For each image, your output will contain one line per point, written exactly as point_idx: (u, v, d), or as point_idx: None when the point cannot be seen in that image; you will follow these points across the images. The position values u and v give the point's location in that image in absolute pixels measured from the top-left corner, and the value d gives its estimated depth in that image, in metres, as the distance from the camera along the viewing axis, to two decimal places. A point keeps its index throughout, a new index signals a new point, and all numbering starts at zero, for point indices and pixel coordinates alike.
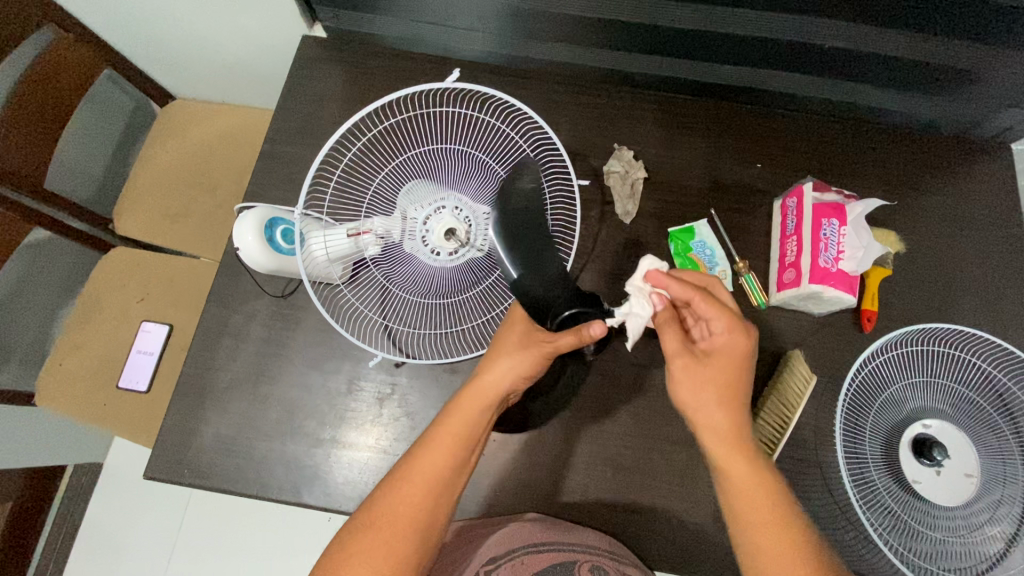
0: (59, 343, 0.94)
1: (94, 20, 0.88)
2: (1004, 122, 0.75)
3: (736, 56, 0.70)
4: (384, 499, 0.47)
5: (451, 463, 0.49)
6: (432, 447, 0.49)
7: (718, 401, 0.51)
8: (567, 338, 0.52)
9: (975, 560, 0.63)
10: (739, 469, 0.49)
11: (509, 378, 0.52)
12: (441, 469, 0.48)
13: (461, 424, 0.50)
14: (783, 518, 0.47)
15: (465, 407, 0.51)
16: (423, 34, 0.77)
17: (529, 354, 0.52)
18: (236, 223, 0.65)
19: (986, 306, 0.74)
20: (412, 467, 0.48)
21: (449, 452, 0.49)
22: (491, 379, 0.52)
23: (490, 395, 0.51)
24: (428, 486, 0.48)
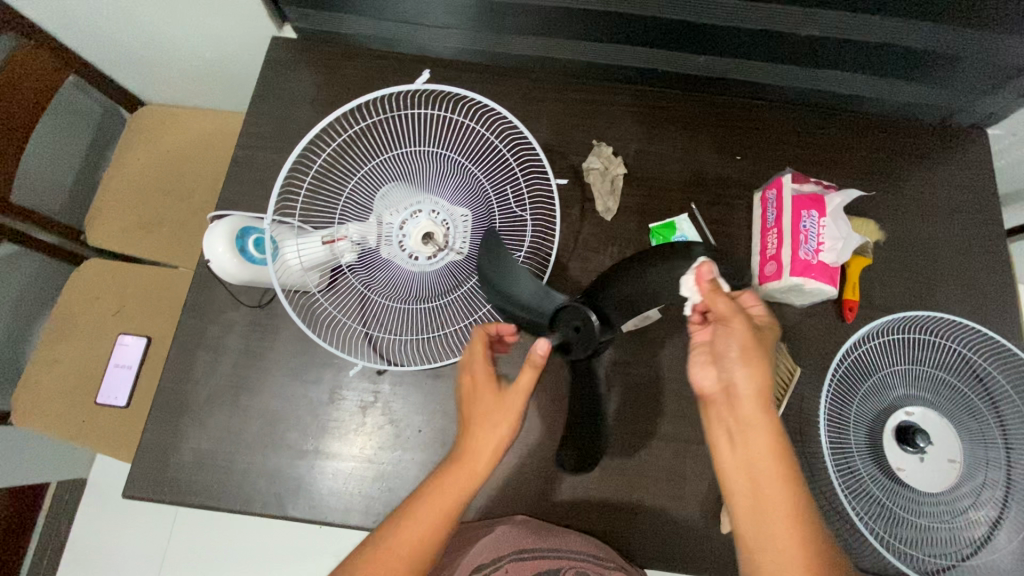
0: (33, 360, 0.92)
1: (55, 24, 0.85)
2: (978, 108, 0.75)
3: (711, 46, 0.70)
4: (360, 568, 0.48)
5: (431, 533, 0.49)
6: (412, 518, 0.49)
7: (754, 372, 0.51)
8: (526, 373, 0.52)
9: (959, 545, 0.64)
10: (760, 441, 0.50)
11: (492, 442, 0.52)
12: (417, 544, 0.49)
13: (445, 498, 0.50)
14: (792, 487, 0.50)
15: (448, 477, 0.51)
16: (395, 32, 0.75)
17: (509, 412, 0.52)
18: (206, 234, 0.64)
19: (965, 291, 0.75)
20: (390, 538, 0.49)
21: (426, 527, 0.49)
22: (474, 443, 0.52)
23: (475, 460, 0.51)
24: (410, 557, 0.48)
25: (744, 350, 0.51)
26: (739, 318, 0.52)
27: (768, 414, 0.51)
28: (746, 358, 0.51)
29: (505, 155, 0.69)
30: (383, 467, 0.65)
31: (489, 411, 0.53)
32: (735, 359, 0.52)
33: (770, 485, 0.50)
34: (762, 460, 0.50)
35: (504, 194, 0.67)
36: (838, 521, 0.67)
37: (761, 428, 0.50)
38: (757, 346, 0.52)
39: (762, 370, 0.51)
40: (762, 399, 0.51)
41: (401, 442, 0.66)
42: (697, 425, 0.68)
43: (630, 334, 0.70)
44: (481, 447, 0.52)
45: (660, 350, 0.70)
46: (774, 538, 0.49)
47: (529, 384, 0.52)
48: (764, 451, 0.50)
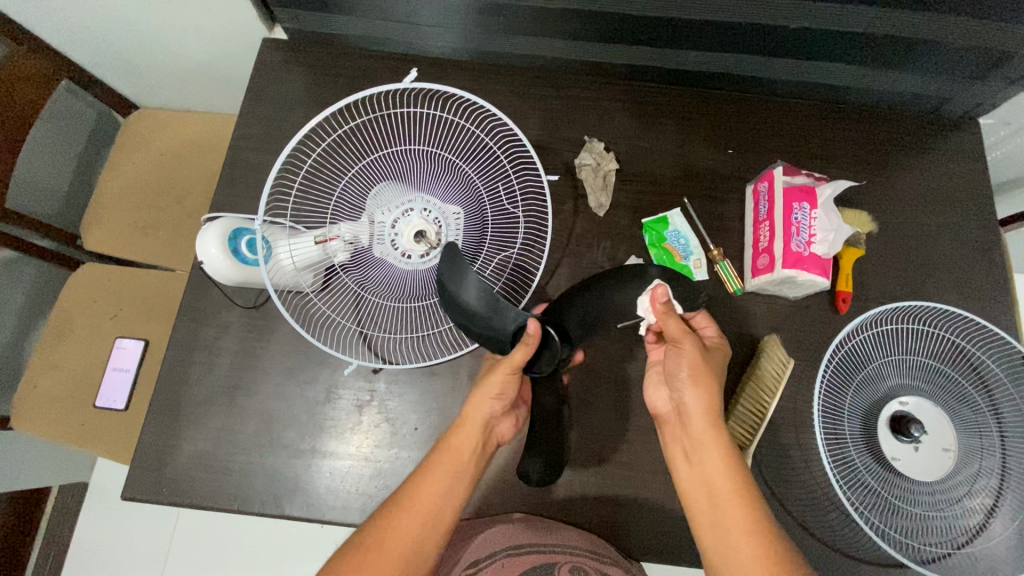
0: (32, 364, 0.92)
1: (45, 29, 0.85)
2: (969, 98, 0.75)
3: (700, 41, 0.70)
4: (381, 529, 0.51)
5: (445, 488, 0.54)
6: (429, 478, 0.54)
7: (701, 392, 0.56)
8: (519, 351, 0.54)
9: (954, 533, 0.64)
10: (710, 456, 0.54)
11: (488, 406, 0.57)
12: (436, 498, 0.53)
13: (441, 474, 0.54)
14: (746, 498, 0.52)
15: (453, 440, 0.56)
16: (385, 32, 0.75)
17: (505, 381, 0.57)
18: (199, 235, 0.64)
19: (958, 281, 0.75)
20: (409, 497, 0.53)
21: (441, 483, 0.54)
22: (473, 409, 0.57)
23: (476, 423, 0.57)
24: (429, 510, 0.53)
25: (693, 371, 0.56)
26: (689, 339, 0.57)
27: (718, 431, 0.55)
28: (693, 378, 0.56)
29: (496, 153, 0.69)
30: (380, 465, 0.65)
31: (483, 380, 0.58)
32: (684, 382, 0.57)
33: (728, 496, 0.53)
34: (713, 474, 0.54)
35: (496, 192, 0.68)
36: (833, 511, 0.68)
37: (708, 444, 0.55)
38: (705, 368, 0.57)
39: (709, 390, 0.56)
40: (710, 418, 0.55)
41: (398, 441, 0.66)
42: None
43: (624, 329, 0.70)
44: (479, 412, 0.57)
45: None
46: (729, 548, 0.51)
47: (522, 360, 0.54)
48: (715, 465, 0.54)
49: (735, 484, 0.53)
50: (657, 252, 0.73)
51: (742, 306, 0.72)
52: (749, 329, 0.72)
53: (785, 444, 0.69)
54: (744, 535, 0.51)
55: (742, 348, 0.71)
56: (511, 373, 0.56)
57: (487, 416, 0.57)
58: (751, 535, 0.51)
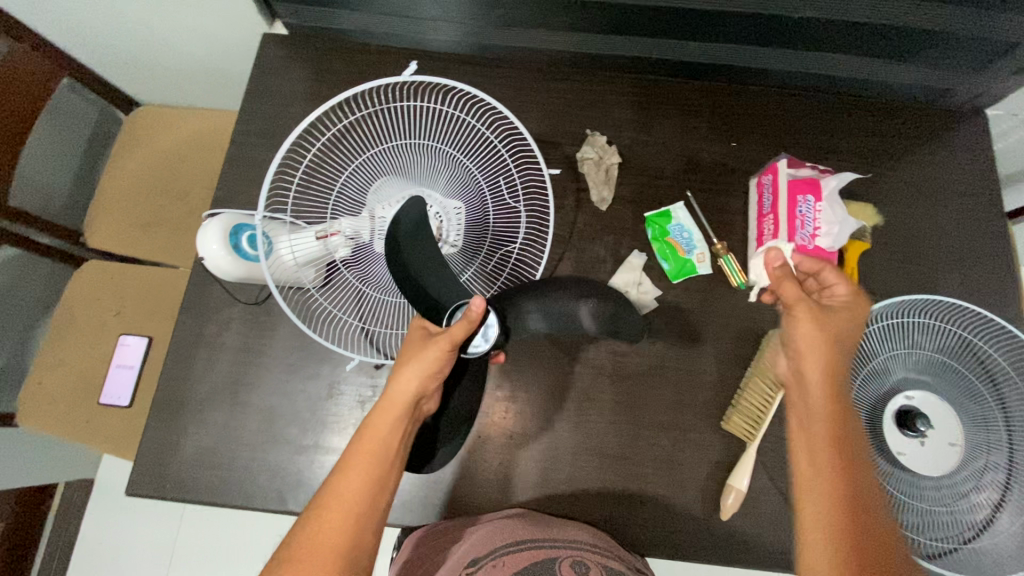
0: (37, 361, 0.93)
1: (46, 26, 0.85)
2: (975, 89, 0.74)
3: (703, 33, 0.69)
4: (305, 533, 0.46)
5: (370, 478, 0.48)
6: (350, 470, 0.48)
7: (833, 357, 0.51)
8: (459, 327, 0.52)
9: (961, 528, 0.63)
10: (819, 423, 0.48)
11: (416, 385, 0.51)
12: (360, 491, 0.47)
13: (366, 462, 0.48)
14: (846, 469, 0.45)
15: (375, 424, 0.50)
16: (385, 26, 0.75)
17: (441, 358, 0.52)
18: (200, 231, 0.64)
19: (965, 274, 0.74)
20: (330, 494, 0.47)
21: (364, 474, 0.48)
22: (395, 390, 0.51)
23: (403, 404, 0.51)
24: (356, 502, 0.47)
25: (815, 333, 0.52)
26: (802, 306, 0.53)
27: (840, 400, 0.49)
28: (819, 343, 0.52)
29: (498, 147, 0.68)
30: None
31: (409, 357, 0.52)
32: (823, 331, 0.52)
33: (828, 464, 0.46)
34: (815, 439, 0.48)
35: (498, 187, 0.67)
36: None
37: (826, 409, 0.49)
38: (827, 336, 0.52)
39: (822, 349, 0.51)
40: (835, 391, 0.50)
41: None
42: (696, 414, 0.68)
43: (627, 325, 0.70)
44: (404, 393, 0.51)
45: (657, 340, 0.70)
46: (826, 521, 0.43)
47: (462, 336, 0.52)
48: (821, 433, 0.48)
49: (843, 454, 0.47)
50: (660, 246, 0.72)
51: (745, 300, 0.72)
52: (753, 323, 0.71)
53: None
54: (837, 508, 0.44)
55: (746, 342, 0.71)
56: (448, 349, 0.52)
57: (415, 394, 0.52)
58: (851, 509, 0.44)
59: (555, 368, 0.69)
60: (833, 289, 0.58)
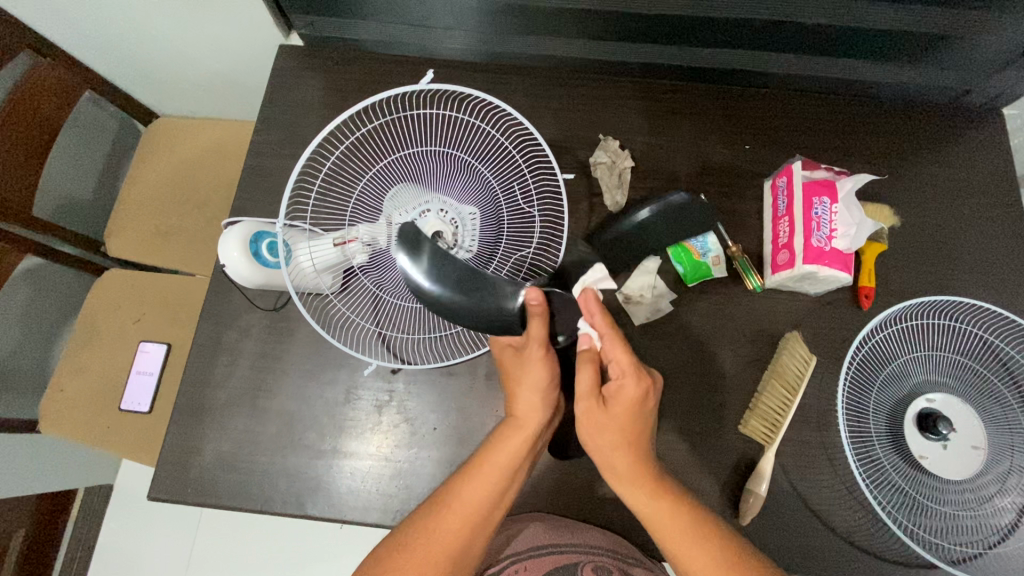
0: (58, 369, 0.94)
1: (71, 42, 0.87)
2: (990, 88, 0.74)
3: (714, 39, 0.70)
4: (425, 523, 0.49)
5: (493, 493, 0.50)
6: (473, 481, 0.50)
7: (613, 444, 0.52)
8: (536, 325, 0.51)
9: (986, 533, 0.62)
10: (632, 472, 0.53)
11: (538, 403, 0.53)
12: (483, 505, 0.50)
13: (492, 471, 0.50)
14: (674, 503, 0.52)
15: (504, 440, 0.52)
16: (399, 35, 0.76)
17: (544, 366, 0.53)
18: (220, 239, 0.65)
19: (984, 275, 0.73)
20: (455, 498, 0.50)
21: (488, 487, 0.50)
22: (524, 407, 0.53)
23: (531, 424, 0.53)
24: (476, 513, 0.49)
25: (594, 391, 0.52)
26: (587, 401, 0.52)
27: (640, 470, 0.52)
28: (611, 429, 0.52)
29: (512, 153, 0.69)
30: (400, 465, 0.65)
31: (524, 373, 0.53)
32: (617, 408, 0.52)
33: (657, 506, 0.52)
34: (649, 510, 0.52)
35: (513, 193, 0.68)
36: (859, 510, 0.66)
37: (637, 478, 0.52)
38: (628, 412, 0.52)
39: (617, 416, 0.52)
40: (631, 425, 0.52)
41: (418, 440, 0.66)
42: (713, 417, 0.68)
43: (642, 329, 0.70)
44: (529, 411, 0.53)
45: (673, 342, 0.70)
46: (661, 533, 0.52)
47: (542, 334, 0.51)
48: (648, 504, 0.52)
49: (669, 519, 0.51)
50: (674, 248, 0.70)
51: (762, 304, 0.71)
52: (769, 326, 0.71)
53: (809, 443, 0.68)
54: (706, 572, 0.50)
55: (763, 346, 0.70)
56: (541, 354, 0.53)
57: (541, 412, 0.53)
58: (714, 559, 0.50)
59: None
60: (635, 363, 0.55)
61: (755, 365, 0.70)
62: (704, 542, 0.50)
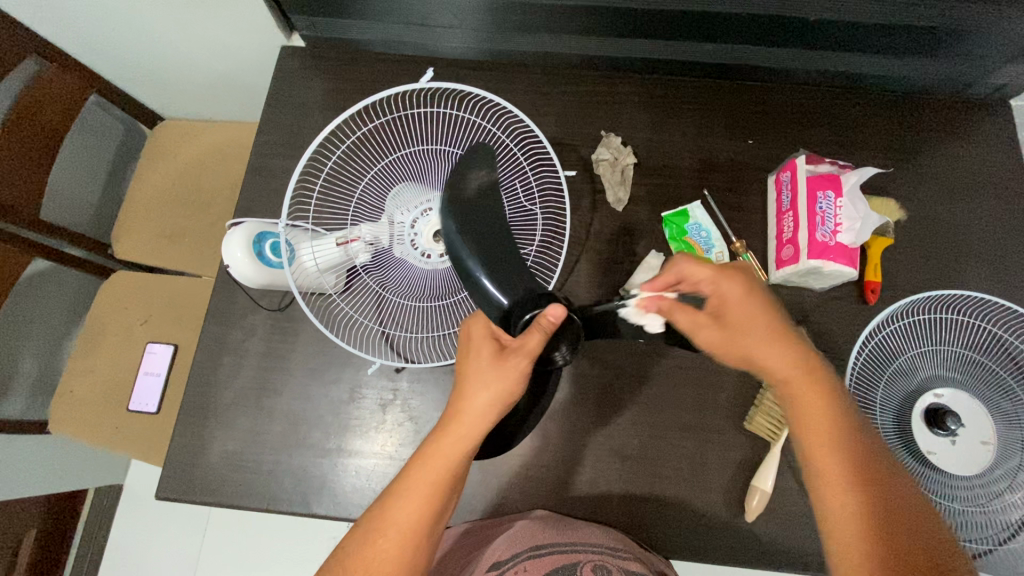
0: (68, 370, 0.96)
1: (77, 47, 0.88)
2: (999, 79, 0.73)
3: (716, 34, 0.69)
4: (359, 548, 0.46)
5: (427, 508, 0.47)
6: (404, 499, 0.47)
7: (763, 335, 0.50)
8: (534, 337, 0.50)
9: (997, 530, 0.62)
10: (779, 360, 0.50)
11: (488, 408, 0.49)
12: (416, 523, 0.47)
13: (425, 485, 0.47)
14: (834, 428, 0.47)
15: (439, 451, 0.49)
16: (401, 34, 0.76)
17: (512, 378, 0.50)
18: (224, 241, 0.66)
19: (992, 268, 0.72)
20: (385, 521, 0.47)
21: (421, 504, 0.47)
22: (467, 411, 0.49)
23: (470, 433, 0.49)
24: (410, 535, 0.46)
25: (720, 270, 0.51)
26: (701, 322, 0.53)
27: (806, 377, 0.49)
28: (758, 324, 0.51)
29: (514, 152, 0.69)
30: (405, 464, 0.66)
31: (478, 378, 0.50)
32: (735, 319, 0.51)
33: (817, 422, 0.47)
34: (816, 430, 0.47)
35: (513, 189, 0.69)
36: None
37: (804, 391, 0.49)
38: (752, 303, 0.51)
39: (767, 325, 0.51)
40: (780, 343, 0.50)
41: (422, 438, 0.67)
42: (717, 414, 0.67)
43: None
44: (477, 420, 0.50)
45: None
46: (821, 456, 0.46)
47: (539, 348, 0.50)
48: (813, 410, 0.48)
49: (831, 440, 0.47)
50: (678, 246, 0.72)
51: None
52: None
53: None
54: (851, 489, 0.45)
55: None
56: (522, 365, 0.49)
57: (488, 418, 0.50)
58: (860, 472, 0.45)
59: (576, 371, 0.69)
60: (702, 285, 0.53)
61: None
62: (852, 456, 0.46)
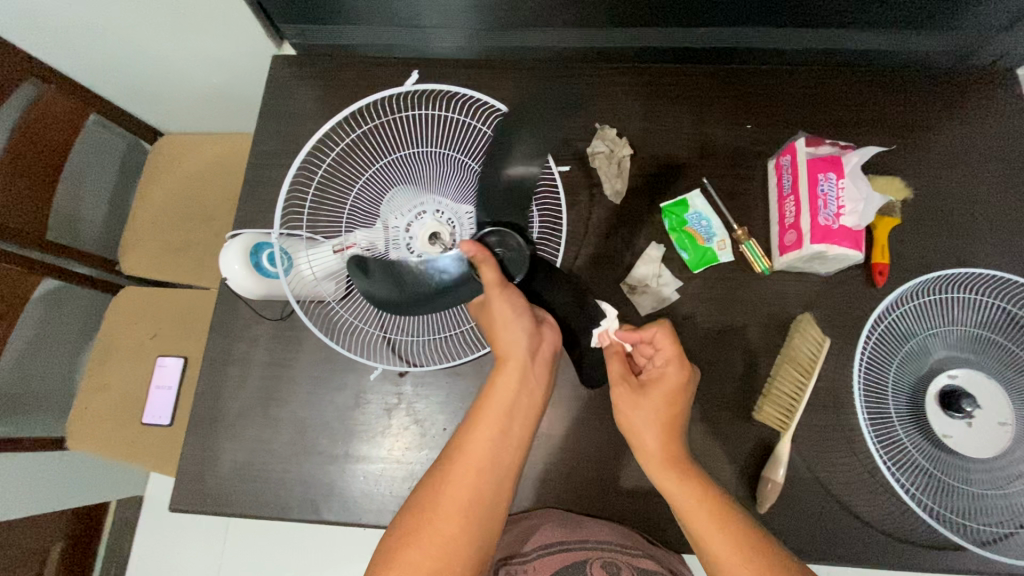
0: (83, 387, 0.97)
1: (75, 69, 0.89)
2: (1005, 48, 0.70)
3: (709, 18, 0.68)
4: (431, 489, 0.49)
5: (492, 431, 0.51)
6: (473, 429, 0.51)
7: (650, 427, 0.55)
8: (483, 270, 0.53)
9: (1018, 513, 0.60)
10: (657, 449, 0.54)
11: (516, 335, 0.53)
12: (485, 447, 0.50)
13: (491, 411, 0.51)
14: (715, 507, 0.51)
15: (495, 384, 0.53)
16: (389, 38, 0.75)
17: (507, 301, 0.53)
18: (223, 252, 0.67)
19: (1004, 244, 0.70)
20: (456, 452, 0.50)
21: (487, 428, 0.51)
22: (506, 350, 0.54)
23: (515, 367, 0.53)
24: (485, 470, 0.49)
25: (676, 353, 0.55)
26: (622, 390, 0.57)
27: (671, 471, 0.53)
28: (660, 407, 0.55)
29: None
30: (411, 467, 0.66)
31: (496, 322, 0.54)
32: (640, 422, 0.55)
33: (695, 511, 0.51)
34: (693, 512, 0.51)
35: None
36: (883, 495, 0.64)
37: (681, 488, 0.52)
38: (666, 403, 0.55)
39: (660, 436, 0.55)
40: (666, 436, 0.54)
41: (428, 441, 0.67)
42: (724, 405, 0.67)
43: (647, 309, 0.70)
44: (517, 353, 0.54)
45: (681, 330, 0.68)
46: (707, 543, 0.50)
47: (493, 274, 0.53)
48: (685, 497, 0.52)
49: (704, 508, 0.51)
50: (677, 236, 0.71)
51: (773, 286, 0.69)
52: (781, 309, 0.69)
53: (827, 427, 0.66)
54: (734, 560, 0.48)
55: (775, 331, 0.69)
56: (498, 293, 0.53)
57: (519, 344, 0.53)
58: (729, 530, 0.50)
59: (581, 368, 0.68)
60: (653, 356, 0.56)
61: (767, 350, 0.68)
62: (731, 538, 0.49)
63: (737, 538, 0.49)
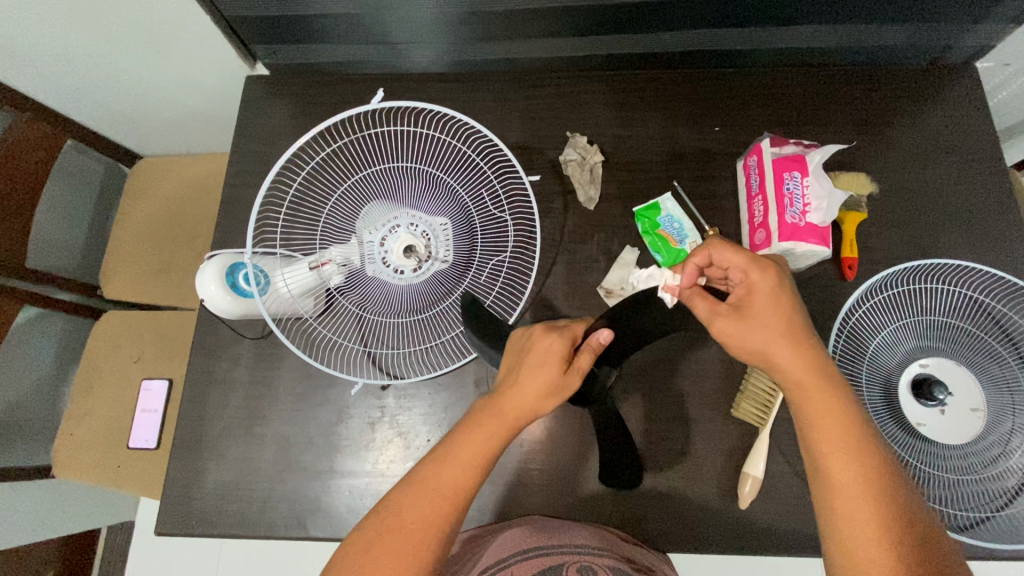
0: (68, 413, 0.97)
1: (50, 96, 0.89)
2: (960, 43, 0.72)
3: (673, 22, 0.69)
4: (400, 500, 0.46)
5: (470, 467, 0.47)
6: (447, 461, 0.47)
7: (778, 336, 0.49)
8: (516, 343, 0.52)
9: (993, 497, 0.61)
10: (786, 357, 0.48)
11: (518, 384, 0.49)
12: (457, 485, 0.46)
13: (474, 441, 0.48)
14: (849, 422, 0.47)
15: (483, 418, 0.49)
16: (360, 54, 0.76)
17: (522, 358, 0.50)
18: (199, 273, 0.68)
19: (969, 233, 0.72)
20: (424, 479, 0.46)
21: (460, 463, 0.47)
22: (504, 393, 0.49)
23: (511, 414, 0.48)
24: (451, 499, 0.46)
25: (753, 259, 0.50)
26: (719, 314, 0.51)
27: (812, 377, 0.48)
28: (771, 321, 0.49)
29: (478, 162, 0.70)
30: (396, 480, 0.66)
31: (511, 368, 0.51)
32: (751, 332, 0.49)
33: (828, 421, 0.47)
34: (828, 423, 0.47)
35: (482, 201, 0.69)
36: None
37: (817, 396, 0.47)
38: (773, 310, 0.49)
39: (787, 345, 0.48)
40: (794, 346, 0.49)
41: (412, 452, 0.67)
42: (704, 403, 0.67)
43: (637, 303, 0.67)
44: (517, 404, 0.48)
45: None
46: (832, 455, 0.46)
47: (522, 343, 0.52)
48: (826, 410, 0.47)
49: (838, 420, 0.47)
50: (651, 239, 0.72)
51: None
52: None
53: None
54: (858, 483, 0.45)
55: None
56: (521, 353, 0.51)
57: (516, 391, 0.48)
58: (861, 448, 0.46)
59: None
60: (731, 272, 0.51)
61: None
62: (859, 453, 0.46)
63: (865, 467, 0.45)
